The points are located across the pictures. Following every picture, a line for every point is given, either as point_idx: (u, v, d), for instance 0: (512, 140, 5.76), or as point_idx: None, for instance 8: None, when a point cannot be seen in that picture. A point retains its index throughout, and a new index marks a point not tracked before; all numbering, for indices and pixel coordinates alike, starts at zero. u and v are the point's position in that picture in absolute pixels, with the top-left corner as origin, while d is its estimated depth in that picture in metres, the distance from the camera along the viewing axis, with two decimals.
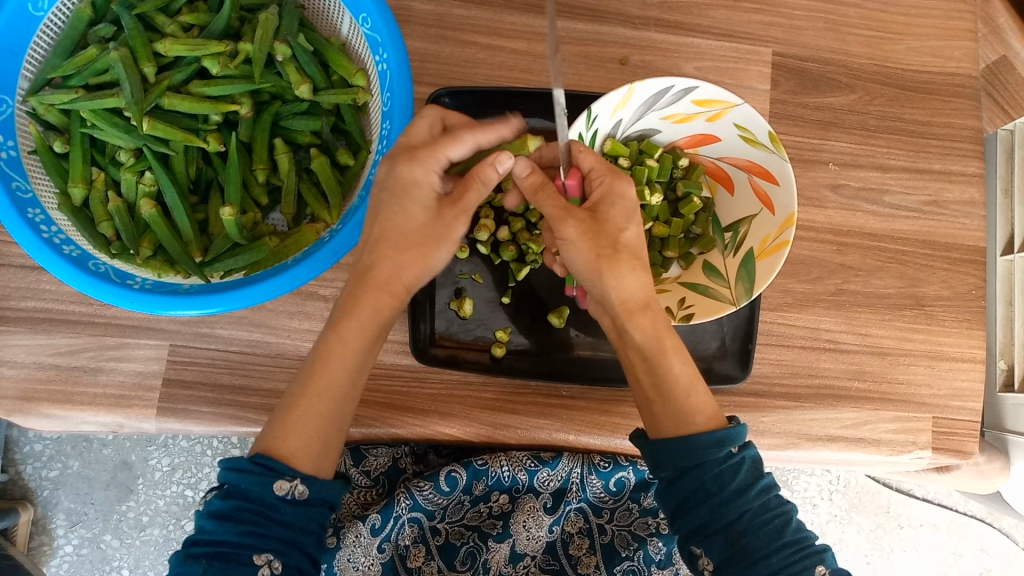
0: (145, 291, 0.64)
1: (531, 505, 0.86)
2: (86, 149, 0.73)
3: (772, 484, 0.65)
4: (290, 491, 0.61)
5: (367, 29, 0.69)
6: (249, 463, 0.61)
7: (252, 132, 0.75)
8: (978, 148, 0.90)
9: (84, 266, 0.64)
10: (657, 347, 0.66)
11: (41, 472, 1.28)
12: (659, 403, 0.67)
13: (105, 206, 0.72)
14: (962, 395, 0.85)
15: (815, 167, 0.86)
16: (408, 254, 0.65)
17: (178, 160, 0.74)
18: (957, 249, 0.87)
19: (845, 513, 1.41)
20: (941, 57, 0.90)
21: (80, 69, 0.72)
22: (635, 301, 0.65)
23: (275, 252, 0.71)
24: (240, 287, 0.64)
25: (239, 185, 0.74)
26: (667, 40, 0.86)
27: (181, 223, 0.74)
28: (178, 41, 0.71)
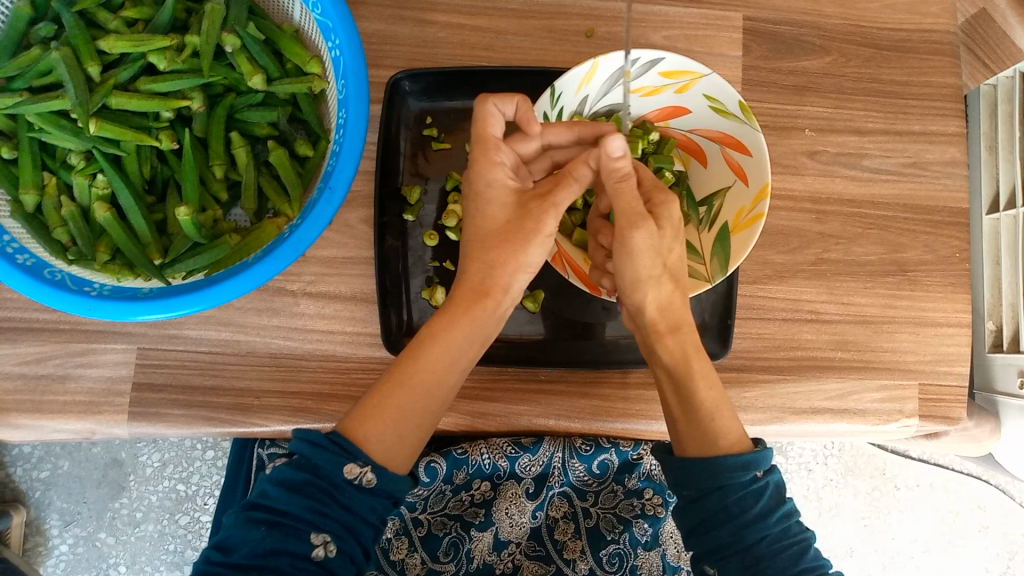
0: (104, 297, 0.63)
1: (514, 492, 0.84)
2: (36, 154, 0.71)
3: (794, 510, 0.66)
4: (358, 477, 0.59)
5: (319, 14, 0.66)
6: (327, 440, 0.59)
7: (207, 126, 0.73)
8: (958, 107, 0.87)
9: (39, 275, 0.62)
10: (686, 367, 0.70)
11: (32, 474, 1.28)
12: (684, 421, 0.70)
13: (59, 211, 0.70)
14: (948, 360, 0.84)
15: (791, 134, 0.84)
16: (499, 251, 0.69)
17: (131, 161, 0.72)
18: (939, 212, 0.85)
19: (841, 476, 1.41)
20: (918, 14, 0.87)
21: (23, 70, 0.70)
22: (666, 322, 0.71)
23: (237, 249, 0.69)
24: (200, 291, 0.62)
25: (196, 182, 0.72)
26: (634, 10, 0.83)
27: (139, 225, 0.72)
28: (122, 37, 0.69)
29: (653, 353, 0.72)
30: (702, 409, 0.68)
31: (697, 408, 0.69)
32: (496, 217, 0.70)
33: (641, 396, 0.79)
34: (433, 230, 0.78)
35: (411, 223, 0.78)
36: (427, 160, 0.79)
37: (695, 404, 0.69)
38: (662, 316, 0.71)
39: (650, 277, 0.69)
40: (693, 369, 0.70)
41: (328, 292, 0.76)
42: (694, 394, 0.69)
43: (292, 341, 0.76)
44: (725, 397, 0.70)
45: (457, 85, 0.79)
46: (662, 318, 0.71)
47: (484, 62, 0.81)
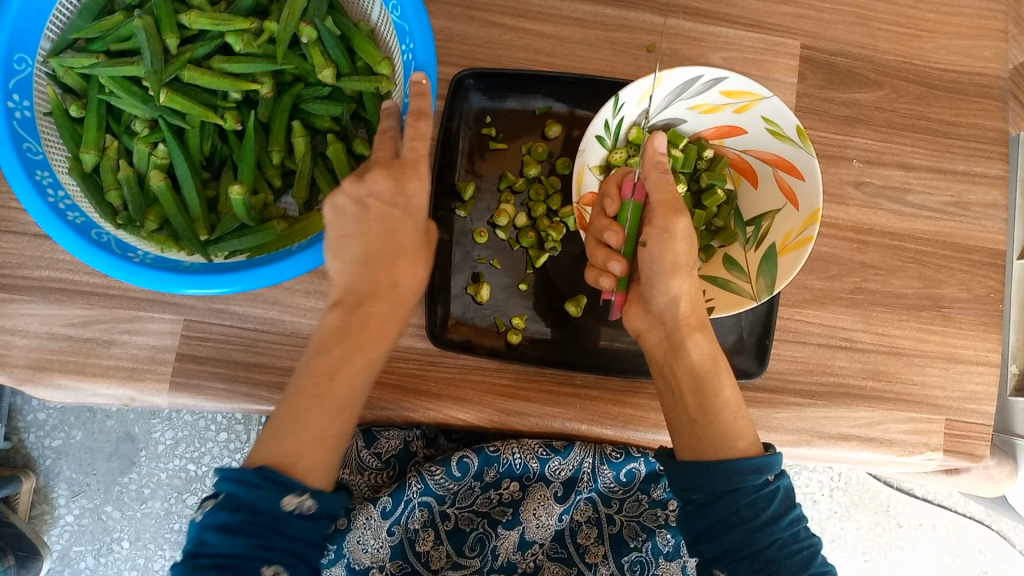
0: (145, 265, 0.62)
1: (542, 494, 0.86)
2: (102, 115, 0.72)
3: (801, 517, 0.67)
4: (299, 506, 0.56)
5: (396, 17, 0.66)
6: (255, 476, 0.56)
7: (271, 112, 0.74)
8: (1002, 151, 0.89)
9: (86, 234, 0.62)
10: (712, 365, 0.73)
11: (45, 441, 1.28)
12: (704, 420, 0.70)
13: (116, 174, 0.71)
14: (975, 398, 0.85)
15: (839, 163, 0.85)
16: (401, 260, 0.62)
17: (193, 135, 0.73)
18: (977, 252, 0.86)
19: (846, 510, 1.41)
20: (971, 57, 0.89)
21: (104, 34, 0.71)
22: (696, 319, 0.74)
23: (281, 236, 0.70)
24: (242, 272, 0.62)
25: (252, 165, 0.74)
26: (696, 29, 0.84)
27: (190, 198, 0.73)
28: (204, 14, 0.71)
29: (680, 350, 0.73)
30: (724, 408, 0.71)
31: (718, 407, 0.71)
32: (405, 231, 0.62)
33: None
34: (483, 227, 0.79)
35: (462, 219, 0.79)
36: (484, 159, 0.81)
37: (719, 403, 0.71)
38: (694, 310, 0.74)
39: (686, 267, 0.73)
40: (718, 368, 0.73)
41: None
42: (720, 391, 0.71)
43: None
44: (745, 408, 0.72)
45: (518, 86, 0.80)
46: (694, 313, 0.74)
47: (545, 67, 0.82)
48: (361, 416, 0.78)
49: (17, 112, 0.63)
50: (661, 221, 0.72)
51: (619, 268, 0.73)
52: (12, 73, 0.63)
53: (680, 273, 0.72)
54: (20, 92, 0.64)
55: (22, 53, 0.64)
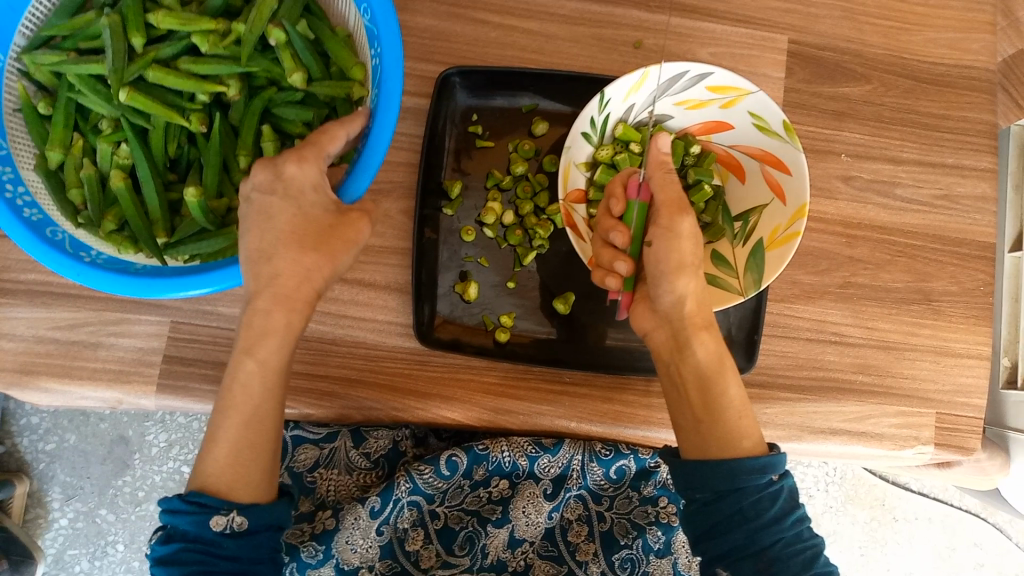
0: (95, 265, 0.62)
1: (531, 491, 0.86)
2: (69, 113, 0.72)
3: (806, 517, 0.67)
4: (227, 526, 0.59)
5: (367, 20, 0.64)
6: (183, 503, 0.59)
7: (241, 114, 0.74)
8: (991, 143, 0.89)
9: (41, 232, 0.62)
10: (719, 365, 0.71)
11: (38, 445, 1.28)
12: (709, 421, 0.69)
13: (78, 172, 0.71)
14: (966, 391, 0.84)
15: (827, 158, 0.85)
16: (286, 252, 0.61)
17: (157, 136, 0.73)
18: (967, 245, 0.86)
19: (841, 504, 1.41)
20: (958, 50, 0.89)
21: (74, 33, 0.70)
22: (700, 318, 0.72)
23: (240, 240, 0.70)
24: (187, 276, 0.61)
25: (217, 167, 0.73)
26: (682, 25, 0.84)
27: (151, 200, 0.72)
28: (171, 14, 0.69)
29: (686, 349, 0.71)
30: (731, 408, 0.69)
31: (725, 407, 0.69)
32: (284, 219, 0.60)
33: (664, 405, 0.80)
34: (471, 226, 0.79)
35: (449, 218, 0.79)
36: (471, 158, 0.81)
37: (726, 404, 0.69)
38: (699, 309, 0.72)
39: (690, 266, 0.71)
40: (726, 368, 0.71)
41: (364, 280, 0.77)
42: (727, 391, 0.70)
43: (325, 325, 0.76)
44: (752, 406, 0.71)
45: (504, 85, 0.80)
46: (699, 312, 0.72)
47: (531, 65, 0.82)
48: (350, 416, 0.78)
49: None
50: (666, 219, 0.71)
51: (625, 268, 0.71)
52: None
53: (685, 272, 0.71)
54: None
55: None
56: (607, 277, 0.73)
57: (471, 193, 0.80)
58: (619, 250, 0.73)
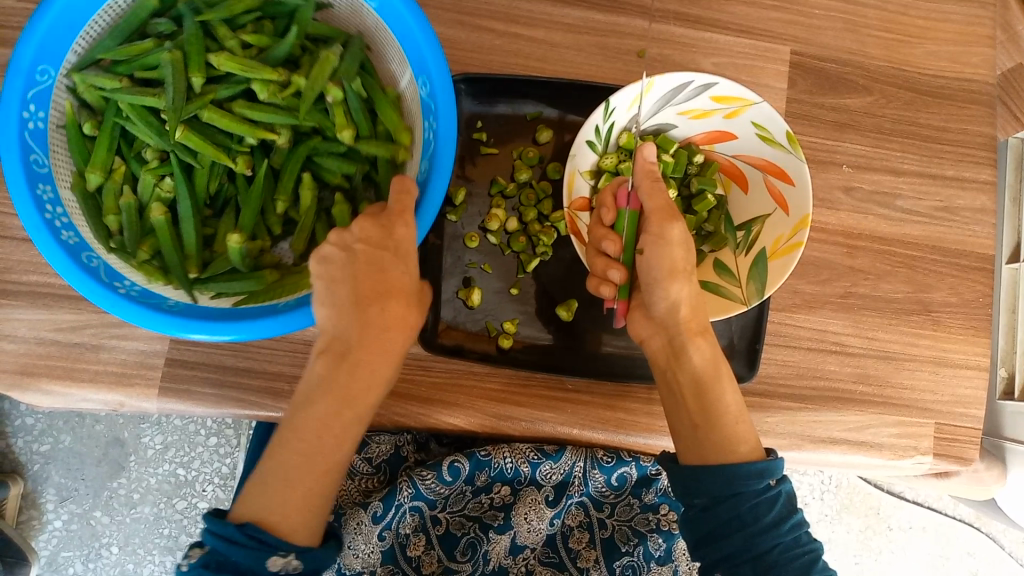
0: (130, 297, 0.62)
1: (533, 498, 0.86)
2: (114, 137, 0.71)
3: (803, 521, 0.67)
4: (283, 567, 0.57)
5: (425, 93, 0.66)
6: (242, 535, 0.56)
7: (285, 161, 0.74)
8: (991, 156, 0.90)
9: (78, 258, 0.62)
10: (714, 371, 0.71)
11: (33, 446, 1.27)
12: (705, 428, 0.69)
13: (117, 199, 0.71)
14: (965, 402, 0.85)
15: (829, 169, 0.86)
16: (392, 301, 0.63)
17: (202, 174, 0.73)
18: (966, 256, 0.87)
19: (836, 513, 1.42)
20: (959, 63, 0.90)
21: (130, 59, 0.71)
22: (697, 325, 0.72)
23: (273, 287, 0.69)
24: (226, 321, 0.62)
25: (255, 211, 0.73)
26: (686, 35, 0.85)
27: (187, 235, 0.72)
28: (233, 59, 0.71)
29: (681, 355, 0.71)
30: (727, 413, 0.69)
31: (720, 413, 0.69)
32: (395, 273, 0.63)
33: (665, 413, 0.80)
34: (475, 232, 0.79)
35: (452, 224, 0.79)
36: (475, 164, 0.81)
37: (720, 410, 0.69)
38: (695, 315, 0.72)
39: (684, 272, 0.71)
40: (720, 374, 0.71)
41: None
42: (722, 397, 0.70)
43: None
44: (748, 412, 0.71)
45: (509, 93, 0.80)
46: (694, 318, 0.72)
47: (536, 73, 0.82)
48: None
49: (30, 123, 0.63)
50: (656, 225, 0.71)
51: (619, 276, 0.73)
52: (32, 84, 0.63)
53: (678, 278, 0.71)
54: (38, 104, 0.64)
55: (47, 64, 0.64)
56: (603, 287, 0.74)
57: (475, 200, 0.80)
58: (613, 258, 0.74)
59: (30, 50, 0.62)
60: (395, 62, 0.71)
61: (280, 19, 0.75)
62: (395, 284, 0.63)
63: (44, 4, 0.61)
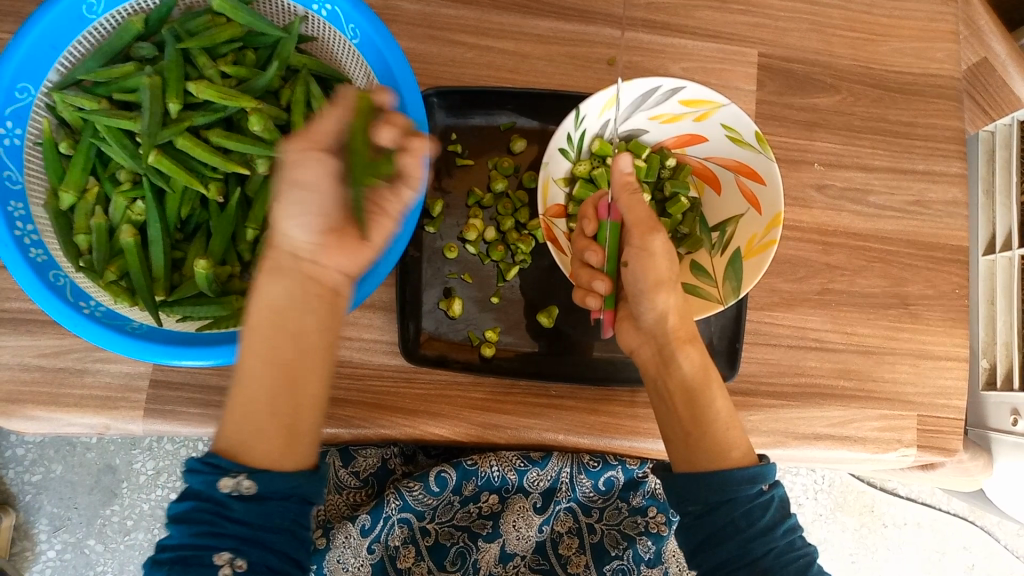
0: (93, 318, 0.63)
1: (520, 505, 0.87)
2: (90, 157, 0.72)
3: (798, 525, 0.67)
4: (235, 488, 0.56)
5: None
6: (198, 463, 0.57)
7: (259, 189, 0.76)
8: (960, 149, 0.91)
9: (44, 275, 0.62)
10: (703, 378, 0.72)
11: (24, 477, 1.27)
12: (696, 433, 0.70)
13: (88, 219, 0.71)
14: (946, 394, 0.86)
15: (801, 168, 0.87)
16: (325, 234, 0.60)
17: (173, 199, 0.74)
18: (940, 249, 0.88)
19: (831, 512, 1.42)
20: (924, 59, 0.91)
21: (112, 81, 0.72)
22: (684, 331, 0.73)
23: (238, 312, 0.69)
24: (184, 347, 0.63)
25: (226, 238, 0.74)
26: (655, 42, 0.86)
27: (156, 258, 0.73)
28: (213, 87, 0.72)
29: (670, 360, 0.73)
30: (717, 419, 0.70)
31: (711, 418, 0.70)
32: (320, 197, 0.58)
33: (649, 415, 0.81)
34: (454, 243, 0.80)
35: (431, 235, 0.80)
36: (451, 177, 0.81)
37: (710, 417, 0.70)
38: (683, 323, 0.74)
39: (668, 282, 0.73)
40: (711, 379, 0.72)
41: None
42: (712, 403, 0.71)
43: None
44: (737, 418, 0.72)
45: (483, 105, 0.81)
46: (683, 325, 0.74)
47: (508, 84, 0.83)
48: (339, 436, 0.78)
49: (6, 140, 0.64)
50: (638, 239, 0.73)
51: (603, 286, 0.74)
52: (11, 102, 0.64)
53: (663, 288, 0.73)
54: (15, 120, 0.65)
55: (27, 82, 0.65)
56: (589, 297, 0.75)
57: (454, 210, 0.81)
58: (597, 269, 0.76)
59: (12, 67, 0.63)
60: (375, 100, 0.71)
61: (262, 49, 0.76)
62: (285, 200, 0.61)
63: (25, 26, 0.62)
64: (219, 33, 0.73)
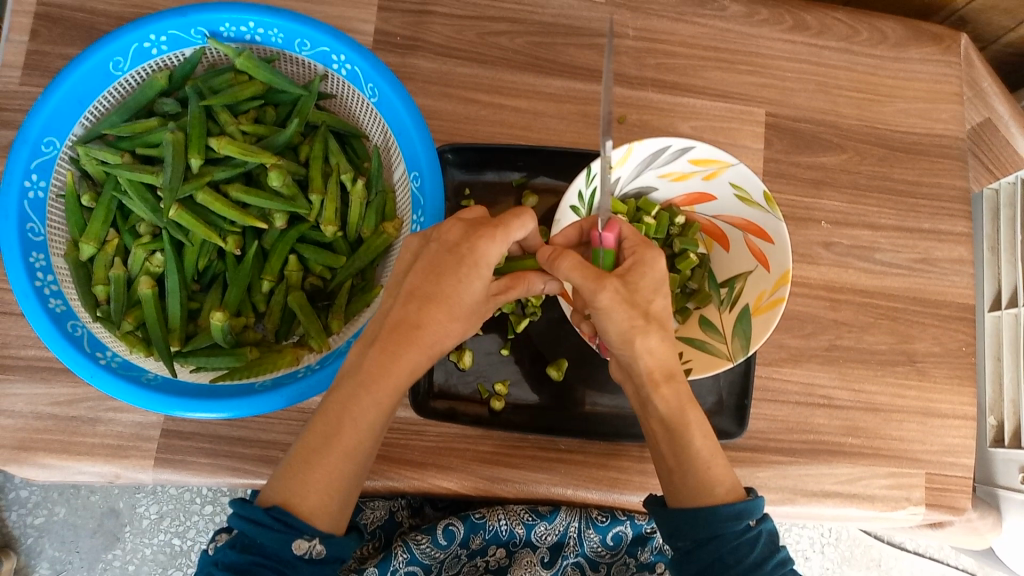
0: (109, 368, 0.63)
1: (528, 559, 0.87)
2: (111, 209, 0.74)
3: (789, 560, 0.66)
4: (308, 551, 0.57)
5: (416, 187, 0.69)
6: (267, 517, 0.57)
7: (275, 242, 0.77)
8: (965, 208, 0.92)
9: (63, 325, 0.63)
10: (682, 416, 0.68)
11: (27, 520, 1.26)
12: (678, 472, 0.68)
13: (107, 270, 0.73)
14: (954, 451, 0.86)
15: (808, 226, 0.88)
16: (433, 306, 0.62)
17: (191, 251, 0.75)
18: (946, 306, 0.89)
19: (838, 566, 1.41)
20: (928, 119, 0.93)
21: (135, 135, 0.74)
22: (661, 370, 0.68)
23: (252, 363, 0.70)
24: (197, 399, 0.63)
25: (242, 289, 0.75)
26: (664, 101, 0.88)
27: (173, 309, 0.74)
28: (234, 142, 0.73)
29: (648, 400, 0.69)
30: (698, 459, 0.67)
31: (691, 460, 0.67)
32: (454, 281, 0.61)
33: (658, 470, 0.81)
34: None
35: None
36: None
37: (688, 457, 0.68)
38: (659, 365, 0.68)
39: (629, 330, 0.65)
40: (691, 420, 0.68)
41: None
42: (691, 443, 0.68)
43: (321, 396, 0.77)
44: (722, 448, 0.69)
45: (496, 161, 0.83)
46: (659, 367, 0.68)
47: (521, 140, 0.85)
48: None
49: (31, 193, 0.65)
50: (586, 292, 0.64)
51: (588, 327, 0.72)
52: (37, 155, 0.65)
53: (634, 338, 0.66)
54: (40, 173, 0.66)
55: (53, 135, 0.66)
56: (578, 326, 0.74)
57: None
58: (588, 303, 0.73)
59: (37, 121, 0.64)
60: (392, 157, 0.73)
61: (282, 106, 0.78)
62: (446, 293, 0.62)
63: (54, 82, 0.64)
64: (241, 91, 0.74)
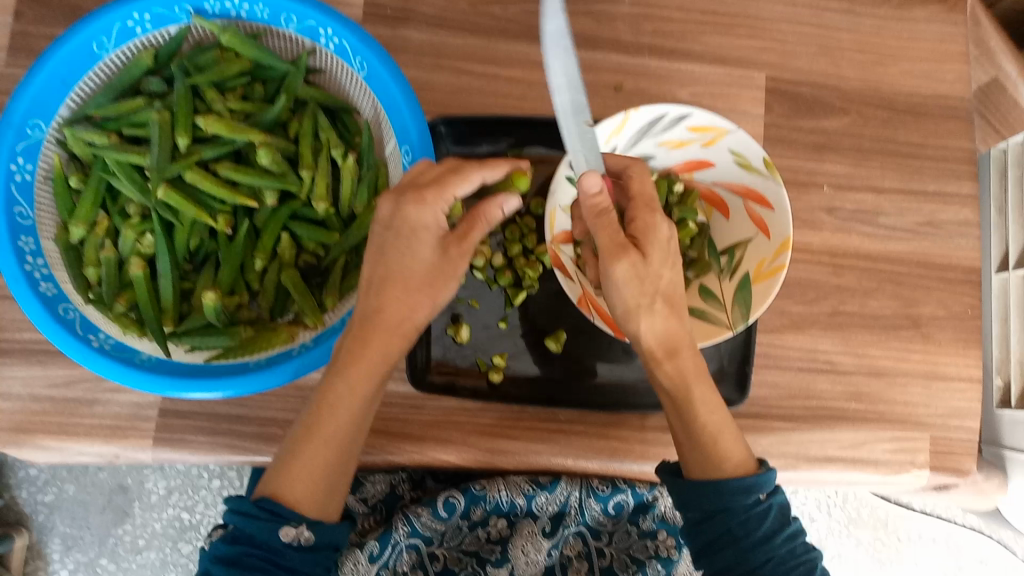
0: (103, 351, 0.63)
1: (529, 530, 0.87)
2: (99, 192, 0.73)
3: (799, 531, 0.66)
4: (296, 537, 0.59)
5: (408, 161, 0.67)
6: (254, 507, 0.59)
7: (267, 219, 0.76)
8: (971, 169, 0.90)
9: (54, 309, 0.62)
10: (687, 392, 0.66)
11: (37, 497, 1.27)
12: (687, 445, 0.68)
13: (98, 252, 0.71)
14: (960, 415, 0.85)
15: (810, 190, 0.86)
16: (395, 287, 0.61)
17: (182, 231, 0.74)
18: (952, 269, 0.87)
19: (843, 527, 1.41)
20: (934, 80, 0.90)
21: (121, 116, 0.73)
22: (663, 346, 0.65)
23: (247, 343, 0.69)
24: (189, 380, 0.62)
25: (235, 268, 0.74)
26: (661, 67, 0.86)
27: (165, 290, 0.73)
28: (222, 120, 0.72)
29: (652, 374, 0.68)
30: (706, 435, 0.66)
31: (700, 436, 0.66)
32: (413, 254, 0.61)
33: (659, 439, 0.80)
34: None
35: None
36: None
37: (696, 431, 0.67)
38: (661, 343, 0.65)
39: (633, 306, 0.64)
40: (695, 396, 0.66)
41: None
42: (697, 419, 0.66)
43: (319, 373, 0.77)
44: (730, 418, 0.68)
45: (490, 132, 0.81)
46: (663, 344, 0.65)
47: (515, 110, 0.83)
48: None
49: (18, 176, 0.64)
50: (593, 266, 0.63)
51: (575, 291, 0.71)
52: (22, 138, 0.64)
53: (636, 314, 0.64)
54: (26, 156, 0.65)
55: (38, 118, 0.65)
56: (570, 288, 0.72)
57: None
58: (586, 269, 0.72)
59: (20, 102, 0.63)
60: (382, 130, 0.71)
61: (270, 83, 0.76)
62: (399, 270, 0.61)
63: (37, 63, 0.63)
64: (226, 68, 0.73)
